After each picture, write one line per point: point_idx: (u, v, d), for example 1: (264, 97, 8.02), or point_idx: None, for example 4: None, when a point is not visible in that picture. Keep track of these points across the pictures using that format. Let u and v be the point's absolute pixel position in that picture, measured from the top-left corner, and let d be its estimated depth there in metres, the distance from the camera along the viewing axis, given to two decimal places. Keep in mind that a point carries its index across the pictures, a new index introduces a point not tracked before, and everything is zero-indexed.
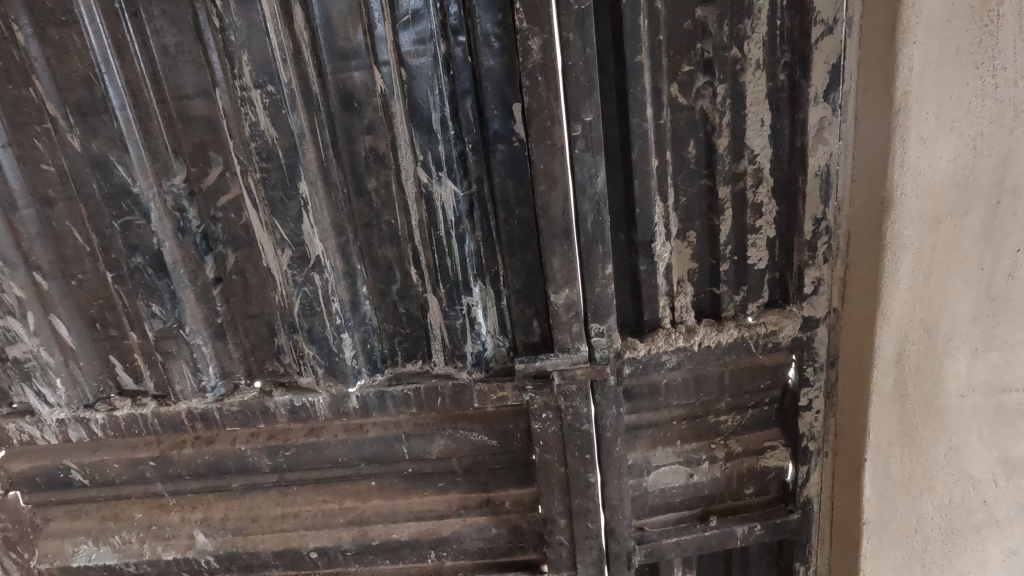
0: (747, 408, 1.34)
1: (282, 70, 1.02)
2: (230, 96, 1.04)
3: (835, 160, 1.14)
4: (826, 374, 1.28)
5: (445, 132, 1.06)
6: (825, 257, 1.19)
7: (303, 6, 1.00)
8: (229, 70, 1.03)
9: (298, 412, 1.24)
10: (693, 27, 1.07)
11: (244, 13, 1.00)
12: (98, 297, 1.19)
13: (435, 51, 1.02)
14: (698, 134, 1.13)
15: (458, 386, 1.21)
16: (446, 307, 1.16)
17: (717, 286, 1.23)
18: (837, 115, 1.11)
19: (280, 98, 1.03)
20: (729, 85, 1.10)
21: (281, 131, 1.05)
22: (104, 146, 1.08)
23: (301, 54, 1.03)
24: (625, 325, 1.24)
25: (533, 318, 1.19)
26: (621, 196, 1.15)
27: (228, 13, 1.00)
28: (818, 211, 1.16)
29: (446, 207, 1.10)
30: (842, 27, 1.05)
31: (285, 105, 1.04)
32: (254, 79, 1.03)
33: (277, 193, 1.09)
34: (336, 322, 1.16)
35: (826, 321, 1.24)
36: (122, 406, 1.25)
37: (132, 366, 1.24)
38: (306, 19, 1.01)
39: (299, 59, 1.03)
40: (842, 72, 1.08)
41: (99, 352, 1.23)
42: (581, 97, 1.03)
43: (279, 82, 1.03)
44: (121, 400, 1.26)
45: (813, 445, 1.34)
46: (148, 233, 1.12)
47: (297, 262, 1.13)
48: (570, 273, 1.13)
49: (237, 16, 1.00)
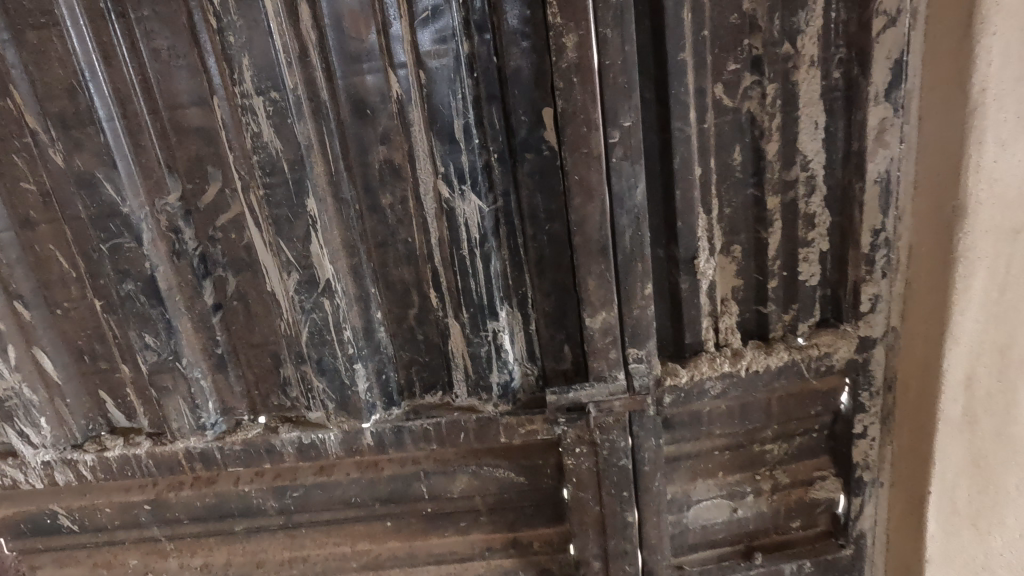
0: (795, 436, 1.23)
1: (287, 75, 0.92)
2: (230, 104, 0.94)
3: (896, 165, 1.03)
4: (883, 399, 1.17)
5: (468, 141, 0.96)
6: (884, 271, 1.09)
7: (310, 3, 0.90)
8: (228, 75, 0.92)
9: (306, 451, 1.13)
10: (740, 21, 0.96)
11: (244, 11, 0.89)
12: (86, 326, 1.10)
13: (457, 50, 0.92)
14: (744, 139, 1.03)
15: (483, 419, 1.10)
16: (469, 333, 1.05)
17: (765, 304, 1.12)
18: (899, 116, 1.00)
19: (285, 106, 0.93)
20: (780, 84, 1.00)
21: (286, 143, 0.95)
22: (89, 162, 0.98)
23: (308, 57, 0.93)
24: (663, 349, 1.13)
25: (565, 344, 1.09)
26: (660, 208, 1.04)
27: (226, 11, 0.90)
28: (876, 221, 1.06)
29: (470, 224, 0.99)
30: (905, 19, 0.96)
31: (291, 113, 0.94)
32: (256, 84, 0.92)
33: (283, 211, 0.99)
34: (348, 352, 1.06)
35: (883, 341, 1.13)
36: (114, 447, 1.15)
37: (125, 402, 1.15)
38: (313, 18, 0.91)
39: (305, 63, 0.93)
40: (906, 68, 0.98)
41: (88, 387, 1.14)
42: (620, 100, 0.93)
43: (283, 88, 0.92)
44: (112, 440, 1.15)
45: (868, 475, 1.23)
46: (140, 257, 1.02)
47: (305, 286, 1.02)
48: (607, 294, 1.03)
49: (236, 15, 0.90)
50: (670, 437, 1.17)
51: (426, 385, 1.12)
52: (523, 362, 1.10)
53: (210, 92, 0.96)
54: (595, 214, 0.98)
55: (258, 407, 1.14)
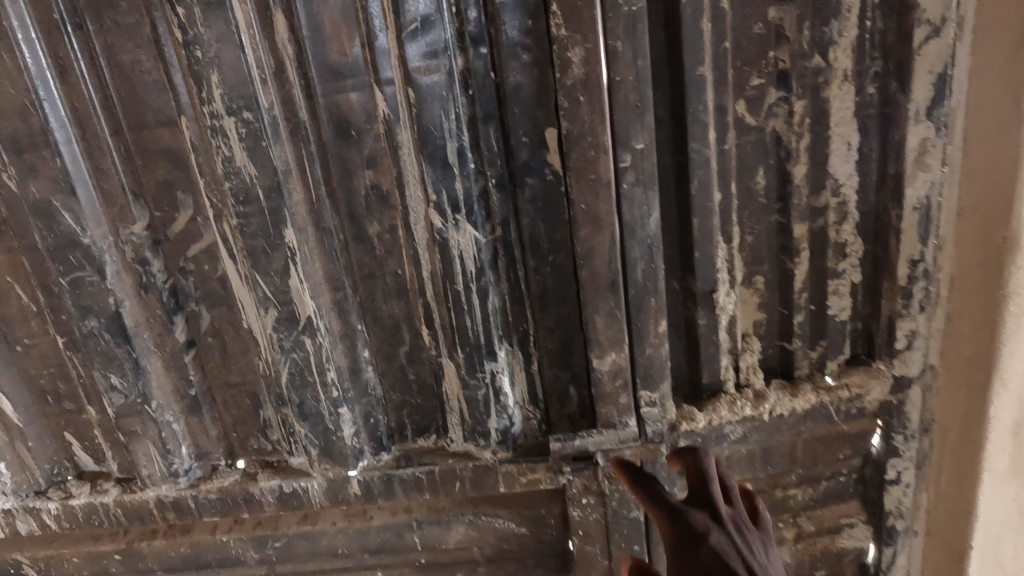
0: (821, 480, 1.12)
1: (261, 93, 0.83)
2: (199, 126, 0.86)
3: (937, 190, 0.93)
4: (919, 443, 1.07)
5: (463, 166, 0.87)
6: (923, 305, 0.98)
7: (287, 13, 0.81)
8: (196, 93, 0.84)
9: (288, 500, 1.03)
10: (765, 32, 0.87)
11: (213, 23, 0.80)
12: (50, 364, 1.00)
13: (450, 65, 0.83)
14: (768, 161, 0.93)
15: (480, 467, 1.00)
16: (465, 375, 0.96)
17: (790, 340, 1.02)
18: (940, 136, 0.90)
19: (259, 127, 0.84)
20: (809, 101, 0.90)
21: (262, 168, 0.86)
22: (45, 189, 0.88)
23: (285, 73, 0.83)
24: (679, 389, 1.04)
25: (570, 385, 1.00)
26: (676, 237, 0.95)
27: (193, 24, 0.81)
28: (915, 252, 0.95)
29: (465, 257, 0.90)
30: (950, 29, 0.86)
31: (266, 135, 0.84)
32: (227, 104, 0.83)
33: (258, 243, 0.90)
34: (332, 395, 0.97)
35: (919, 382, 1.04)
36: (80, 494, 1.05)
37: (92, 445, 1.05)
38: (290, 29, 0.82)
39: (282, 79, 0.84)
40: (949, 83, 0.88)
41: (52, 430, 1.05)
42: (632, 120, 0.83)
43: (257, 108, 0.83)
44: (79, 486, 1.06)
45: (900, 524, 1.13)
46: (103, 292, 0.93)
47: (284, 324, 0.94)
48: (617, 332, 0.93)
49: (204, 27, 0.81)
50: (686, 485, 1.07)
51: (418, 428, 1.03)
52: (523, 403, 1.01)
53: (178, 111, 0.86)
54: (603, 245, 0.89)
55: (237, 451, 1.05)
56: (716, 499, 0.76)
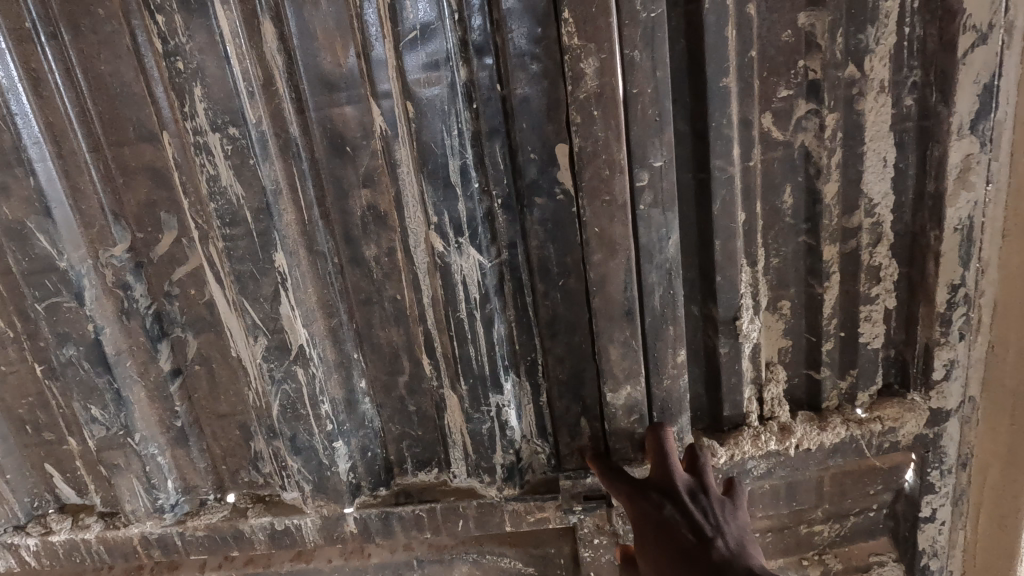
0: (849, 516, 1.05)
1: (249, 108, 0.77)
2: (182, 142, 0.80)
3: (980, 211, 0.86)
4: (956, 478, 1.00)
5: (466, 186, 0.80)
6: (963, 334, 0.91)
7: (275, 20, 0.75)
8: (177, 107, 0.77)
9: (280, 538, 0.98)
10: (793, 39, 0.80)
11: (196, 32, 0.74)
12: (27, 394, 0.94)
13: (452, 77, 0.76)
14: (797, 178, 0.86)
15: (485, 505, 0.94)
16: (469, 410, 0.90)
17: (818, 369, 0.95)
18: (986, 151, 0.83)
19: (247, 144, 0.77)
20: (842, 114, 0.82)
21: (248, 186, 0.79)
22: (17, 211, 0.81)
23: (274, 86, 0.77)
24: (698, 421, 0.98)
25: (580, 419, 0.92)
26: (696, 261, 0.88)
27: (173, 33, 0.74)
28: (956, 276, 0.88)
29: (468, 282, 0.84)
30: (998, 36, 0.79)
31: (254, 153, 0.78)
32: (211, 119, 0.77)
33: (247, 267, 0.83)
34: (327, 430, 0.91)
35: (957, 414, 0.96)
36: (60, 530, 0.99)
37: (75, 477, 1.00)
38: (279, 37, 0.76)
39: (271, 93, 0.78)
40: (995, 94, 0.81)
41: (32, 461, 0.99)
42: (649, 136, 0.77)
43: (244, 123, 0.77)
44: (60, 521, 1.00)
45: (935, 563, 1.05)
46: (81, 318, 0.86)
47: (274, 352, 0.87)
48: (632, 364, 0.87)
49: (185, 37, 0.74)
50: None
51: (420, 458, 0.98)
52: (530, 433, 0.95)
53: (161, 126, 0.80)
54: (617, 270, 0.82)
55: (228, 484, 1.00)
56: (676, 474, 0.82)
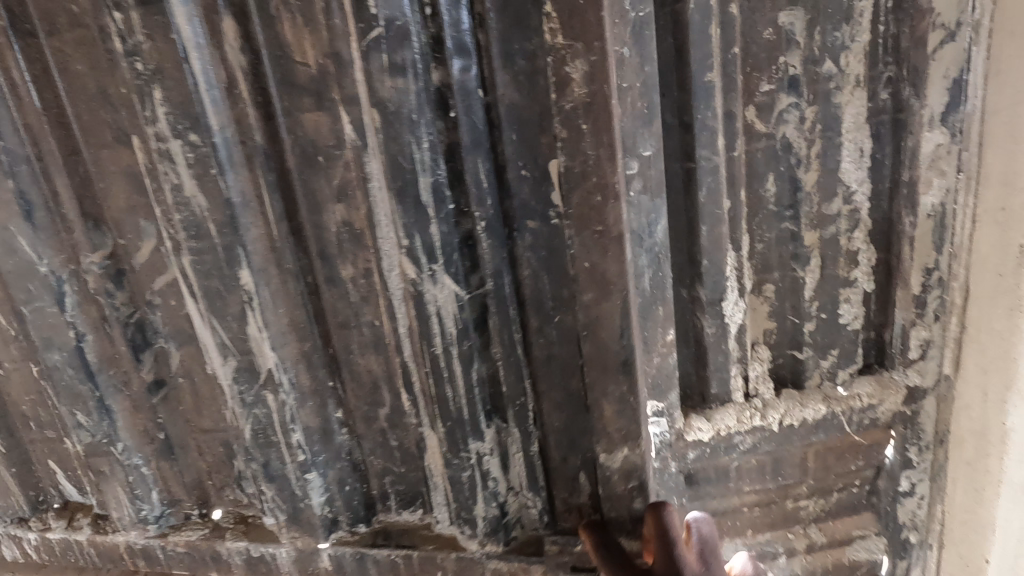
0: (833, 492, 1.09)
1: (211, 116, 0.78)
2: (148, 151, 0.81)
3: (953, 198, 0.91)
4: (932, 454, 1.05)
5: (441, 207, 0.83)
6: (937, 314, 0.97)
7: (237, 18, 0.75)
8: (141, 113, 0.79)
9: (256, 563, 1.06)
10: (774, 37, 0.85)
11: (153, 31, 0.75)
12: (30, 391, 1.00)
13: (424, 84, 0.77)
14: (779, 168, 0.91)
15: (466, 557, 1.00)
16: (449, 454, 0.95)
17: (801, 350, 1.00)
18: (956, 142, 0.88)
19: (210, 153, 0.80)
20: (820, 108, 0.88)
21: (213, 199, 0.82)
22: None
23: (237, 89, 0.78)
24: (687, 399, 1.02)
25: (580, 470, 0.96)
26: (685, 246, 0.93)
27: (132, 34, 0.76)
28: (929, 260, 0.94)
29: (444, 314, 0.88)
30: (965, 33, 0.84)
31: (218, 164, 0.80)
32: (172, 125, 0.79)
33: (216, 283, 0.88)
34: (301, 458, 0.97)
35: (933, 392, 1.02)
36: (57, 528, 1.10)
37: (75, 476, 1.07)
38: (241, 35, 0.76)
39: (235, 96, 0.78)
40: (965, 88, 0.86)
41: (33, 457, 1.06)
42: (638, 128, 0.82)
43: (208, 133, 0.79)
44: (58, 521, 1.10)
45: (915, 535, 1.11)
46: (63, 325, 0.92)
47: (245, 374, 0.93)
48: (627, 424, 0.90)
49: (143, 37, 0.76)
50: (700, 494, 1.05)
51: (396, 474, 1.01)
52: (519, 467, 0.98)
53: (134, 126, 0.81)
54: (612, 309, 0.84)
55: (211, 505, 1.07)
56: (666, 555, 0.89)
